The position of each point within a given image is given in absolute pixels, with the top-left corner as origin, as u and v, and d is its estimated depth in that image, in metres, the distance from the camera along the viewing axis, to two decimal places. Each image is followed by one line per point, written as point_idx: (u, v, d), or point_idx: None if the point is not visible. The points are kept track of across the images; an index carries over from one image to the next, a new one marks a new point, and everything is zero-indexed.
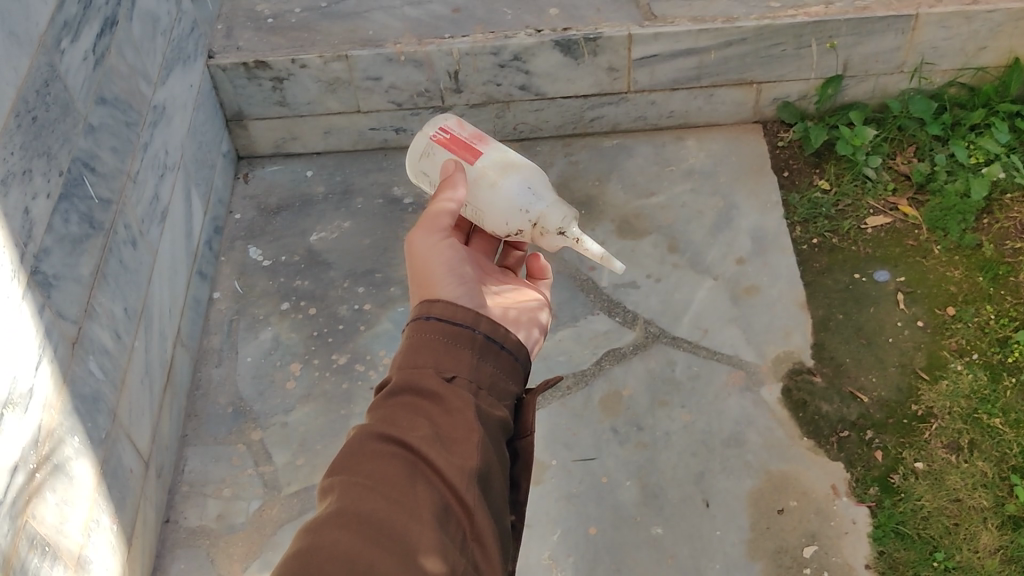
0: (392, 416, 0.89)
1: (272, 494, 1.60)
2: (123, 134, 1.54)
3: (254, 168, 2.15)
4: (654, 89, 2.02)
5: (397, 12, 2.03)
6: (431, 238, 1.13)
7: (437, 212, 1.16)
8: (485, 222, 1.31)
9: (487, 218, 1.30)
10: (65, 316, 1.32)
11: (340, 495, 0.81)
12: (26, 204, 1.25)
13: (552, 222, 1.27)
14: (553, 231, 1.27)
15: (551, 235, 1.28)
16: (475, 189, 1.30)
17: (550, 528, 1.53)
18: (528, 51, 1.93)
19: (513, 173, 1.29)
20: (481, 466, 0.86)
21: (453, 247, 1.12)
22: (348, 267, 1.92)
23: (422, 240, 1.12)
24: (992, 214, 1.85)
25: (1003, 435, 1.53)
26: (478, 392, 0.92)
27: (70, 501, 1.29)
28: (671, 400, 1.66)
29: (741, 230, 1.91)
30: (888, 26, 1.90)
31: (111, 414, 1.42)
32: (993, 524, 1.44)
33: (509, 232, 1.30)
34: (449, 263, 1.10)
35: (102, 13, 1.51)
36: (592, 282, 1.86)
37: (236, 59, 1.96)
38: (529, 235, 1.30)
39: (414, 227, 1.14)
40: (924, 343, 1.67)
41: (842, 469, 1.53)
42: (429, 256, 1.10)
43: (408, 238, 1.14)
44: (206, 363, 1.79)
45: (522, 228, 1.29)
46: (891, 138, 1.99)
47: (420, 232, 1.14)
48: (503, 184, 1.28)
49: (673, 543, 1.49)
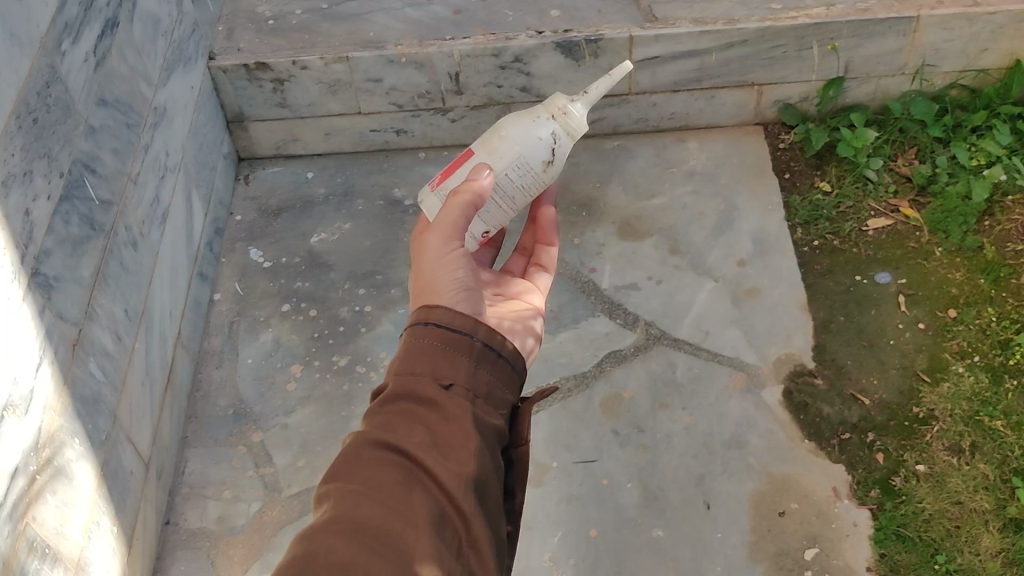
0: (388, 423, 0.88)
1: (273, 496, 1.60)
2: (123, 135, 1.54)
3: (255, 169, 2.15)
4: (656, 91, 2.02)
5: (398, 13, 2.03)
6: (439, 245, 1.11)
7: (447, 215, 1.13)
8: (531, 167, 1.27)
9: (530, 158, 1.26)
10: (65, 318, 1.32)
11: (336, 502, 0.81)
12: (27, 206, 1.25)
13: (558, 100, 1.29)
14: (568, 103, 1.28)
15: (574, 105, 1.28)
16: (501, 154, 1.26)
17: (550, 530, 1.53)
18: (529, 53, 1.93)
19: (506, 118, 1.30)
20: (477, 474, 0.86)
21: (463, 256, 1.11)
22: (349, 268, 1.92)
23: (434, 245, 1.11)
24: (994, 215, 1.84)
25: (1004, 437, 1.53)
26: (476, 400, 0.91)
27: (70, 503, 1.29)
28: (672, 403, 1.66)
29: (742, 232, 1.90)
30: (889, 29, 1.89)
31: (112, 415, 1.41)
32: (995, 526, 1.44)
33: (554, 148, 1.27)
34: (455, 271, 1.09)
35: (103, 14, 1.51)
36: (593, 284, 1.86)
37: (237, 60, 1.96)
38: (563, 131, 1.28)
39: (423, 231, 1.14)
40: (926, 345, 1.67)
41: (843, 472, 1.53)
42: (434, 263, 1.10)
43: (416, 242, 1.13)
44: (207, 365, 1.79)
45: (557, 133, 1.27)
46: (893, 140, 1.98)
47: (431, 238, 1.12)
48: (510, 131, 1.27)
49: (674, 545, 1.48)
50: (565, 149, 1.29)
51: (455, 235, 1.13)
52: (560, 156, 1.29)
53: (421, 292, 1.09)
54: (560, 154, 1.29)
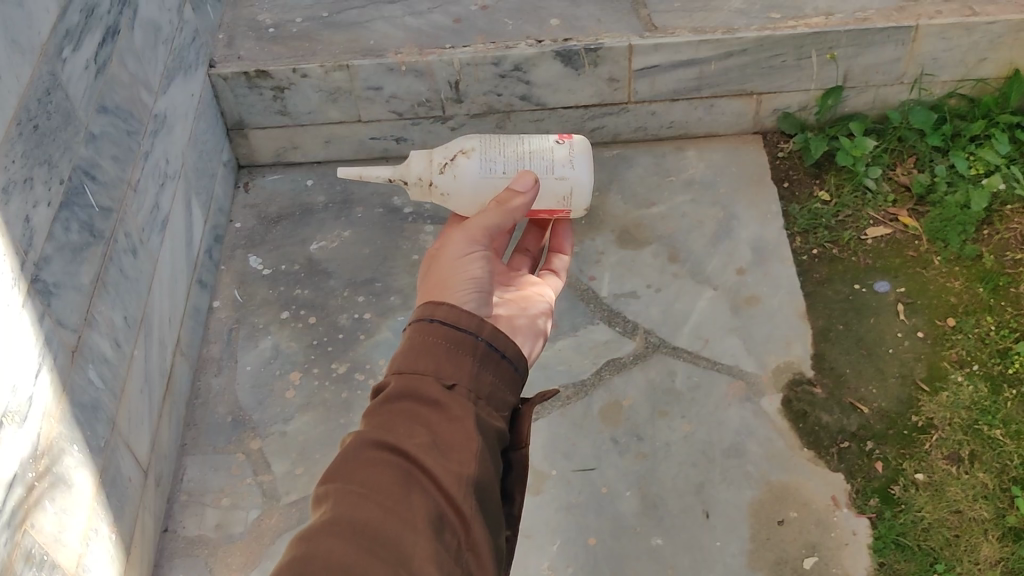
0: (389, 423, 0.88)
1: (271, 503, 1.59)
2: (124, 142, 1.55)
3: (255, 177, 2.15)
4: (655, 100, 2.03)
5: (398, 22, 2.04)
6: (460, 242, 1.12)
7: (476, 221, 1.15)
8: (485, 159, 1.32)
9: (483, 168, 1.32)
10: (65, 324, 1.32)
11: (334, 503, 0.81)
12: (27, 212, 1.25)
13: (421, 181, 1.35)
14: (415, 177, 1.35)
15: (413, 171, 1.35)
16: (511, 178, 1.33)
17: (549, 539, 1.52)
18: (529, 61, 1.94)
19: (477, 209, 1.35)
20: (477, 476, 0.86)
21: (482, 258, 1.11)
22: (348, 276, 1.92)
23: (456, 246, 1.12)
24: (992, 225, 1.85)
25: (1003, 446, 1.53)
26: (478, 402, 0.91)
27: (69, 510, 1.29)
28: (671, 411, 1.66)
29: (741, 240, 1.91)
30: (888, 38, 1.90)
31: (111, 422, 1.41)
32: (994, 535, 1.44)
33: (453, 158, 1.33)
34: (471, 270, 1.09)
35: (104, 22, 1.51)
36: (592, 292, 1.86)
37: (238, 68, 1.96)
38: (432, 167, 1.34)
39: (453, 229, 1.14)
40: (925, 354, 1.67)
41: (842, 480, 1.53)
42: (452, 261, 1.10)
43: (442, 240, 1.14)
44: (206, 372, 1.79)
45: (444, 170, 1.33)
46: (891, 149, 1.99)
47: (459, 237, 1.13)
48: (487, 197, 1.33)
49: (673, 554, 1.48)
50: (446, 150, 1.35)
51: (480, 238, 1.14)
52: (455, 150, 1.34)
53: (432, 287, 1.08)
54: (444, 153, 1.35)
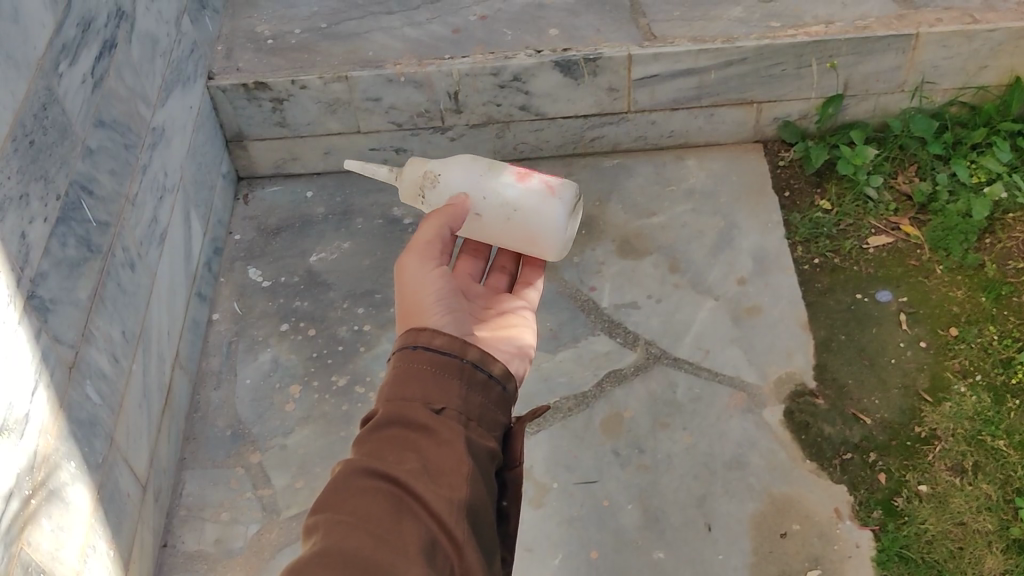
0: (378, 451, 0.87)
1: (271, 517, 1.58)
2: (122, 156, 1.54)
3: (254, 188, 2.15)
4: (654, 109, 2.02)
5: (397, 32, 2.03)
6: (422, 264, 1.11)
7: (425, 240, 1.14)
8: None
9: None
10: (62, 340, 1.31)
11: (324, 534, 0.80)
12: (23, 228, 1.24)
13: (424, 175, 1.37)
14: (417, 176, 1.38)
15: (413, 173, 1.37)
16: None
17: (550, 552, 1.51)
18: (528, 72, 1.93)
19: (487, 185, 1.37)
20: (470, 499, 0.86)
21: (454, 275, 1.11)
22: (347, 287, 1.91)
23: (421, 270, 1.11)
24: (995, 233, 1.84)
25: (1007, 457, 1.51)
26: (468, 423, 0.91)
27: (67, 527, 1.28)
28: (672, 423, 1.65)
29: (742, 250, 1.90)
30: (888, 46, 1.89)
31: (108, 437, 1.41)
32: (998, 548, 1.43)
33: None
34: (442, 289, 1.09)
35: (100, 35, 1.51)
36: (593, 302, 1.85)
37: (236, 80, 1.96)
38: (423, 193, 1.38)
39: (403, 252, 1.14)
40: (927, 365, 1.66)
41: (845, 492, 1.52)
42: (422, 283, 1.09)
43: (398, 265, 1.13)
44: (205, 386, 1.78)
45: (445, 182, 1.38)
46: (893, 157, 1.98)
47: (414, 260, 1.12)
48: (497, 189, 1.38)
49: (675, 567, 1.47)
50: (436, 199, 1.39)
51: (442, 257, 1.13)
52: None
53: (410, 313, 1.08)
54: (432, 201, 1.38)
